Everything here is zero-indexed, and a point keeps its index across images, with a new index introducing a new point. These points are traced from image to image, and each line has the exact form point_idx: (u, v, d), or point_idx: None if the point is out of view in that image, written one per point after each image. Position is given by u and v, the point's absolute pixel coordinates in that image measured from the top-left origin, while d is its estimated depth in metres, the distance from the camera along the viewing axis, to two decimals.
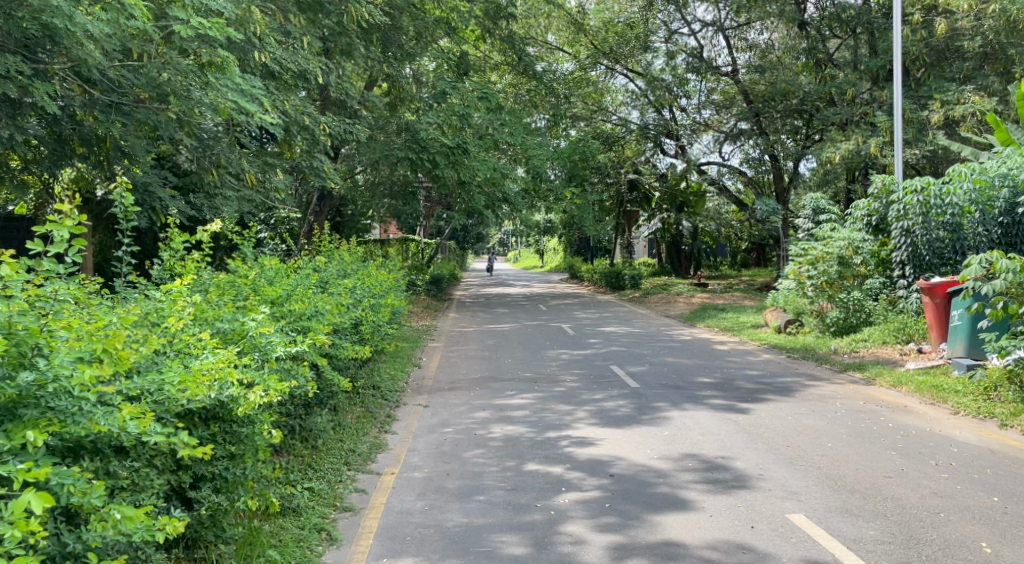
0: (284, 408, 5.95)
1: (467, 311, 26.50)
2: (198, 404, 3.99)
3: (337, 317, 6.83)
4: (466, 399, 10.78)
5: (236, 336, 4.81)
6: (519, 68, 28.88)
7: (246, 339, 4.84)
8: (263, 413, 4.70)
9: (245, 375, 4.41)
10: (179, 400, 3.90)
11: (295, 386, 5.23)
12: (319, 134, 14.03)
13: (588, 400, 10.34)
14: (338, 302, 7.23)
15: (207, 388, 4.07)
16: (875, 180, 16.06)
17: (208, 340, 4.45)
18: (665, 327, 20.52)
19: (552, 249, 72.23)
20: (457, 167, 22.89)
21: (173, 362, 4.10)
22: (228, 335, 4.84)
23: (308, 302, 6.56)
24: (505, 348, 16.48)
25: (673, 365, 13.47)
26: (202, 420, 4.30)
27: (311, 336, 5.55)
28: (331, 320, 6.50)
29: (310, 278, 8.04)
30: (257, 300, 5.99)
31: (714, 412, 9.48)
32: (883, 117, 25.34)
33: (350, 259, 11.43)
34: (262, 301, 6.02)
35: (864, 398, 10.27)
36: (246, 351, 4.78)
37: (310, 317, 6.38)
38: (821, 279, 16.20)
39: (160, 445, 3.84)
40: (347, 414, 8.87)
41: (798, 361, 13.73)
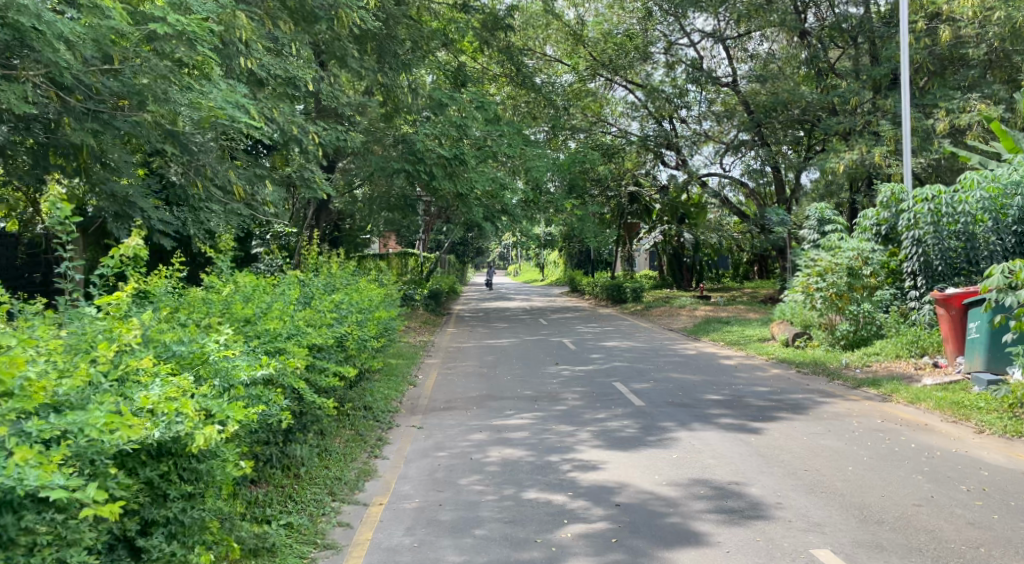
0: (258, 439, 5.42)
1: (466, 326, 26.03)
2: (137, 444, 3.50)
3: (320, 335, 6.32)
4: (462, 420, 10.26)
5: (194, 360, 4.30)
6: (517, 80, 28.46)
7: (207, 364, 4.33)
8: (224, 446, 4.18)
9: (200, 404, 3.91)
10: (111, 442, 3.42)
11: (264, 414, 4.69)
12: (309, 143, 13.61)
13: (591, 420, 9.82)
14: (321, 320, 6.69)
15: (148, 424, 3.57)
16: (882, 189, 15.54)
17: (155, 367, 3.97)
18: (669, 341, 20.00)
19: (553, 262, 71.70)
20: (455, 179, 22.45)
21: (109, 396, 3.62)
22: (186, 360, 4.30)
23: (287, 320, 6.02)
24: (505, 364, 15.98)
25: (678, 381, 12.94)
26: (152, 458, 3.79)
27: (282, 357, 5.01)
28: (310, 339, 5.95)
29: (294, 294, 7.56)
30: (227, 320, 5.47)
31: (724, 432, 8.96)
32: (887, 126, 24.88)
33: (337, 270, 10.99)
34: (232, 322, 5.49)
35: (880, 416, 9.75)
36: (206, 378, 4.27)
37: (288, 336, 5.83)
38: (829, 291, 15.54)
39: (84, 491, 3.35)
40: (334, 438, 8.39)
41: (809, 377, 13.21)
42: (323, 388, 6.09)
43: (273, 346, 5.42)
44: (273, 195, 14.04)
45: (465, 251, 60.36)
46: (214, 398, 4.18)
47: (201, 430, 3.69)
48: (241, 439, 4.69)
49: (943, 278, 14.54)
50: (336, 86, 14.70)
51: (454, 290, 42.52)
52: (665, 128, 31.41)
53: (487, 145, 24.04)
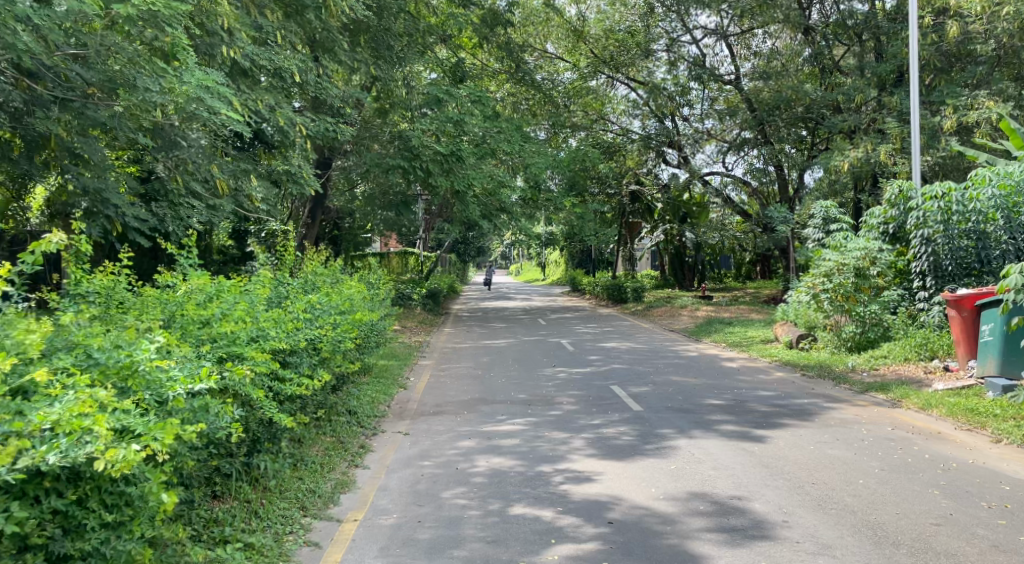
0: (214, 453, 5.06)
1: (463, 326, 25.55)
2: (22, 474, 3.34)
3: (287, 336, 5.92)
4: (451, 425, 9.78)
5: (122, 370, 4.00)
6: (515, 77, 27.93)
7: (137, 375, 4.03)
8: (154, 468, 3.94)
9: (118, 422, 3.71)
10: None
11: (211, 430, 4.35)
12: (296, 136, 13.17)
13: (587, 426, 9.31)
14: (292, 323, 6.27)
15: (40, 451, 3.41)
16: (891, 187, 14.99)
17: (69, 384, 3.73)
18: (669, 343, 19.49)
19: (554, 261, 71.02)
20: (451, 176, 21.93)
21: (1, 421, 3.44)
22: (113, 369, 3.99)
23: (252, 322, 5.58)
24: (500, 366, 15.49)
25: (678, 385, 12.43)
26: (60, 485, 3.63)
27: (234, 366, 4.61)
28: (277, 343, 5.52)
29: (262, 294, 7.14)
30: (181, 325, 5.10)
31: (726, 440, 8.45)
32: (893, 124, 24.33)
33: (317, 267, 10.54)
34: (186, 326, 5.11)
35: (892, 423, 9.24)
36: (135, 390, 3.97)
37: (251, 339, 5.42)
38: (836, 292, 15.05)
39: None
40: (311, 446, 7.91)
41: (815, 380, 12.71)
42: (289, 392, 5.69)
43: (230, 351, 4.99)
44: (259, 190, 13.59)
45: (466, 250, 59.89)
46: (141, 414, 3.94)
47: (112, 451, 3.52)
48: (187, 456, 4.36)
49: (953, 278, 14.04)
50: (326, 78, 14.23)
51: (453, 289, 42.00)
52: (667, 125, 30.89)
53: (485, 142, 23.54)
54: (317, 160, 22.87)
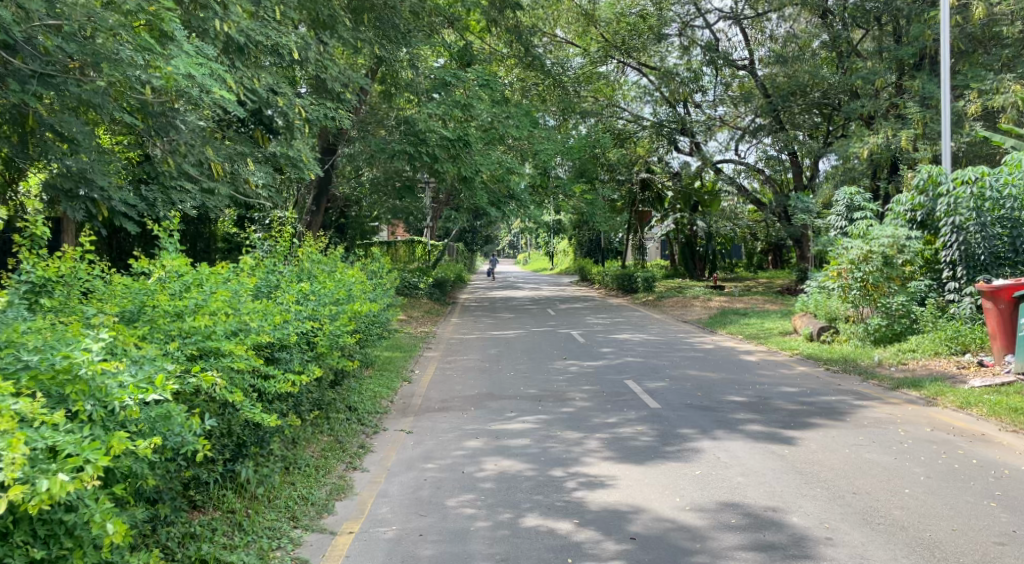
0: (185, 463, 4.54)
1: (470, 316, 24.99)
2: None
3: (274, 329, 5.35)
4: (457, 423, 9.18)
5: (60, 375, 3.47)
6: (524, 62, 27.22)
7: (79, 381, 3.49)
8: (95, 491, 3.43)
9: (46, 440, 3.20)
10: None
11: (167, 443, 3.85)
12: (295, 118, 12.57)
13: (602, 426, 8.71)
14: (280, 315, 5.70)
15: None
16: (920, 171, 14.29)
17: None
18: (683, 334, 18.87)
19: (563, 250, 70.19)
20: (459, 162, 21.30)
21: None
22: (50, 375, 3.47)
23: (233, 313, 5.02)
24: (509, 359, 14.90)
25: (697, 380, 11.82)
26: None
27: (200, 370, 4.08)
28: (258, 338, 4.96)
29: (248, 284, 6.56)
30: (147, 319, 4.56)
31: (753, 441, 7.83)
32: (914, 108, 23.55)
33: (315, 254, 9.96)
34: (154, 320, 4.57)
35: (930, 424, 8.61)
36: (75, 400, 3.46)
37: (230, 333, 4.86)
38: (865, 281, 14.52)
39: None
40: (306, 447, 7.33)
41: (841, 375, 12.08)
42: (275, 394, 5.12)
43: (200, 349, 4.47)
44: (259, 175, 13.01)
45: (473, 238, 59.39)
46: (80, 427, 3.42)
47: (29, 479, 3.02)
48: (144, 472, 3.86)
49: (985, 268, 13.39)
50: (329, 59, 13.61)
51: (460, 278, 41.38)
52: (679, 111, 30.17)
53: (493, 127, 22.87)
54: (322, 146, 22.36)
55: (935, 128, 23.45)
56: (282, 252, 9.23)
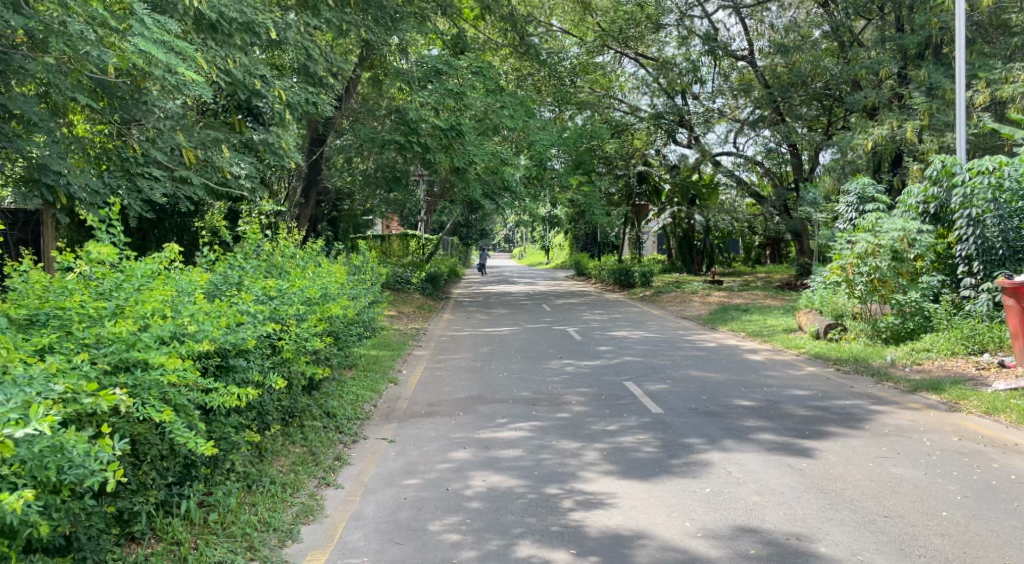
0: (100, 495, 3.93)
1: (463, 312, 24.27)
2: None
3: (221, 333, 4.77)
4: (444, 431, 8.49)
5: None
6: (520, 50, 26.37)
7: None
8: None
9: None
10: None
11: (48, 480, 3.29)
12: (274, 102, 11.92)
13: (601, 435, 8.02)
14: (228, 318, 5.07)
15: None
16: (935, 161, 13.61)
17: None
18: (684, 332, 18.17)
19: (560, 245, 69.38)
20: (451, 152, 20.55)
21: None
22: None
23: (165, 318, 4.42)
24: (502, 358, 14.22)
25: (700, 381, 11.13)
26: None
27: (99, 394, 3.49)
28: (192, 347, 4.35)
29: (204, 283, 5.97)
30: (54, 327, 4.00)
31: (766, 453, 7.14)
32: (920, 99, 22.79)
33: (291, 248, 9.29)
34: (61, 328, 4.02)
35: (956, 432, 7.94)
36: None
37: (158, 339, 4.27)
38: (871, 277, 13.80)
39: None
40: (273, 462, 6.66)
41: (852, 376, 11.41)
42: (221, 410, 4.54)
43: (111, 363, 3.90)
44: (239, 164, 12.33)
45: (468, 231, 58.60)
46: None
47: None
48: (27, 517, 3.27)
49: (1002, 262, 12.76)
50: (312, 39, 12.91)
51: (454, 272, 40.65)
52: (678, 102, 29.39)
53: (487, 117, 22.07)
54: (311, 136, 21.60)
55: (942, 119, 22.65)
56: (253, 246, 8.54)
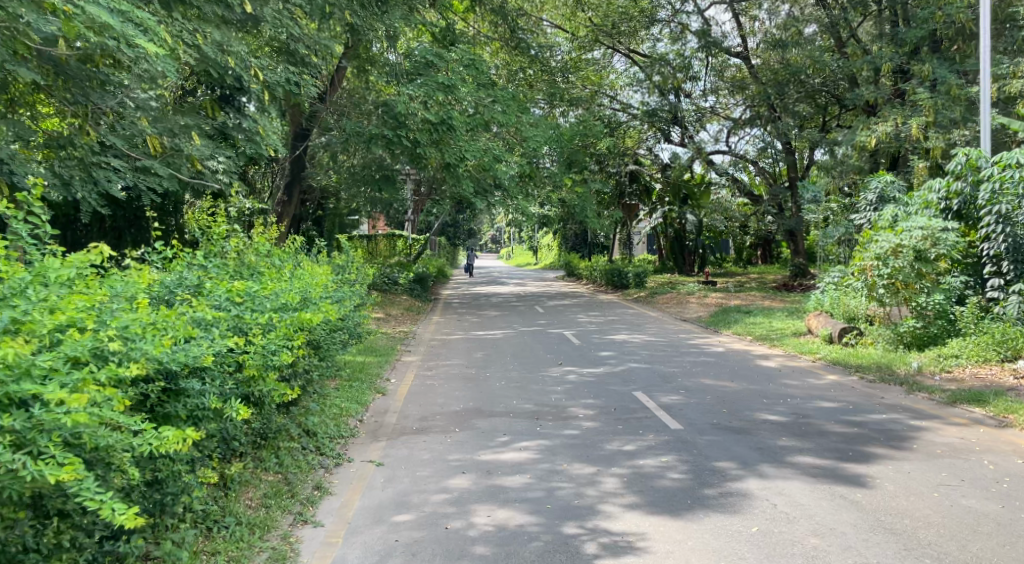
0: None
1: (453, 314, 23.28)
2: None
3: (160, 352, 3.91)
4: (440, 452, 7.52)
5: None
6: (509, 44, 25.35)
7: None
8: None
9: None
10: None
11: None
12: (249, 82, 11.07)
13: (619, 460, 7.08)
14: (169, 333, 4.18)
15: None
16: (958, 154, 12.75)
17: None
18: (686, 335, 17.26)
19: (549, 246, 68.38)
20: (441, 146, 19.52)
21: None
22: None
23: (76, 336, 3.56)
24: (498, 364, 13.28)
25: (717, 392, 10.22)
26: None
27: None
28: (109, 374, 3.49)
29: (157, 286, 5.11)
30: None
31: (813, 481, 6.22)
32: (924, 94, 21.66)
33: (267, 243, 8.38)
34: None
35: (1018, 453, 7.02)
36: None
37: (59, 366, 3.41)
38: (893, 278, 12.90)
39: None
40: (240, 496, 5.72)
41: (879, 386, 10.53)
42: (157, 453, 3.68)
43: None
44: (213, 153, 11.44)
45: (455, 232, 57.63)
46: None
47: None
48: None
49: None
50: (292, 18, 11.95)
51: (442, 272, 39.69)
52: (672, 99, 28.48)
53: (478, 113, 20.91)
54: (293, 130, 20.60)
55: (948, 115, 21.45)
56: (222, 242, 7.58)
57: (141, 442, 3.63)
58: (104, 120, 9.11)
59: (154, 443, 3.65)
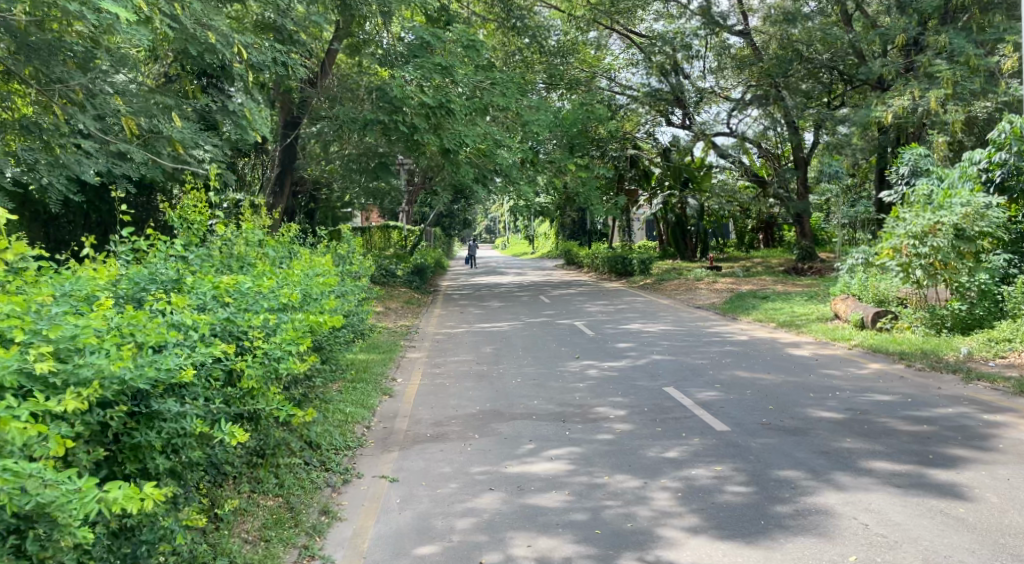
0: None
1: (455, 306, 22.37)
2: None
3: (118, 368, 3.05)
4: (461, 464, 6.65)
5: None
6: (505, 25, 24.33)
7: None
8: None
9: None
10: None
11: None
12: (234, 62, 10.15)
13: (667, 471, 6.21)
14: (127, 344, 3.28)
15: None
16: (1002, 122, 11.96)
17: None
18: (704, 323, 16.38)
19: (545, 235, 67.33)
20: (440, 131, 18.38)
21: None
22: None
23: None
24: (510, 359, 12.40)
25: (756, 385, 9.35)
26: None
27: None
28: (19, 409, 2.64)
29: (126, 283, 4.24)
30: None
31: (902, 493, 5.38)
32: (942, 66, 20.49)
33: (258, 232, 7.50)
34: None
35: None
36: None
37: None
38: (931, 258, 11.84)
39: None
40: (233, 530, 4.85)
41: (931, 374, 9.69)
42: (111, 504, 2.84)
43: None
44: (197, 139, 10.55)
45: (451, 222, 56.64)
46: None
47: None
48: None
49: None
50: None
51: (439, 263, 38.87)
52: (673, 81, 27.58)
53: (477, 96, 19.83)
54: (283, 119, 19.58)
55: (967, 87, 20.41)
56: (210, 235, 6.74)
57: (80, 501, 2.77)
58: (73, 100, 8.18)
59: (101, 495, 2.82)
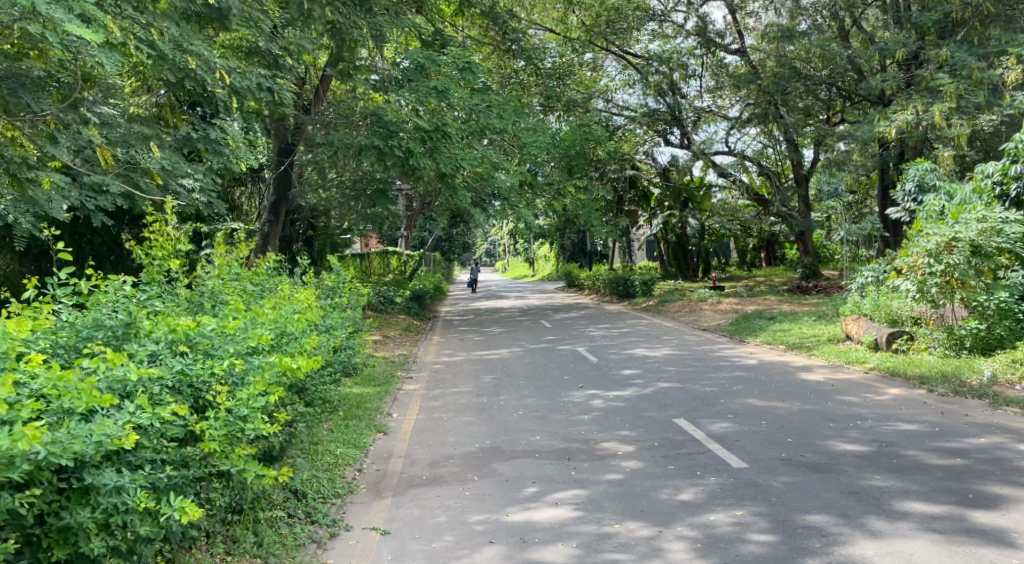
0: None
1: (455, 332, 21.84)
2: None
3: (27, 446, 3.02)
4: (458, 511, 6.13)
5: None
6: (501, 47, 23.86)
7: None
8: None
9: None
10: None
11: None
12: (216, 87, 9.73)
13: (684, 517, 5.70)
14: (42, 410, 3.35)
15: None
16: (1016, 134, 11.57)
17: None
18: (712, 346, 15.85)
19: (546, 256, 66.71)
20: (436, 155, 17.90)
21: None
22: None
23: None
24: (511, 389, 11.87)
25: (772, 415, 8.83)
26: None
27: None
28: None
29: (68, 331, 4.18)
30: None
31: (945, 542, 4.87)
32: (944, 80, 19.95)
33: (235, 267, 7.12)
34: None
35: None
36: None
37: None
38: (947, 276, 11.46)
39: None
40: None
41: (955, 399, 9.18)
42: None
43: None
44: (180, 169, 10.10)
45: (451, 246, 56.10)
46: None
47: None
48: None
49: None
50: (262, 13, 10.76)
51: (439, 288, 38.37)
52: (670, 101, 27.31)
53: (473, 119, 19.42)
54: (279, 146, 19.50)
55: (971, 100, 19.92)
56: (186, 272, 6.30)
57: None
58: (43, 128, 7.77)
59: None
